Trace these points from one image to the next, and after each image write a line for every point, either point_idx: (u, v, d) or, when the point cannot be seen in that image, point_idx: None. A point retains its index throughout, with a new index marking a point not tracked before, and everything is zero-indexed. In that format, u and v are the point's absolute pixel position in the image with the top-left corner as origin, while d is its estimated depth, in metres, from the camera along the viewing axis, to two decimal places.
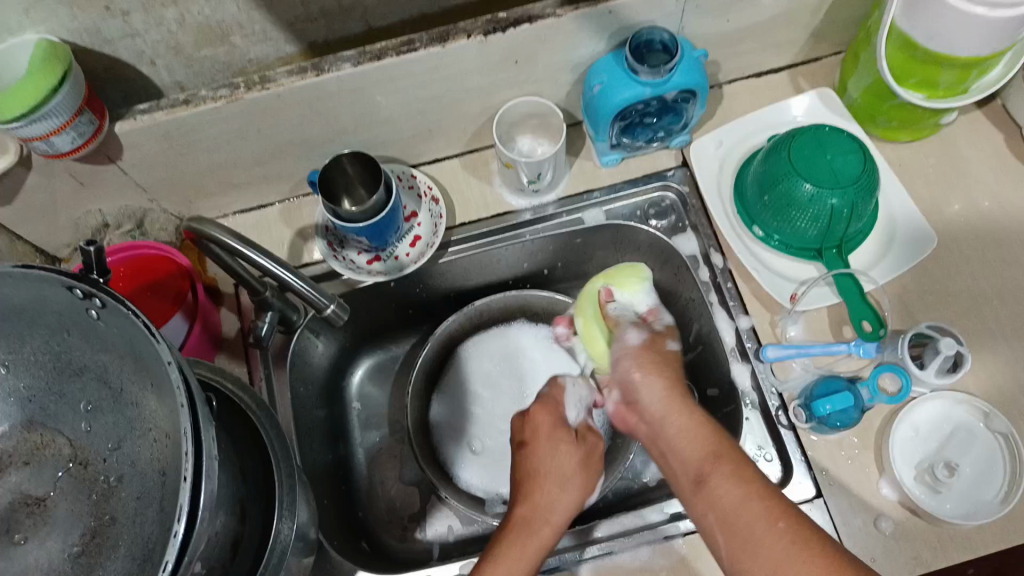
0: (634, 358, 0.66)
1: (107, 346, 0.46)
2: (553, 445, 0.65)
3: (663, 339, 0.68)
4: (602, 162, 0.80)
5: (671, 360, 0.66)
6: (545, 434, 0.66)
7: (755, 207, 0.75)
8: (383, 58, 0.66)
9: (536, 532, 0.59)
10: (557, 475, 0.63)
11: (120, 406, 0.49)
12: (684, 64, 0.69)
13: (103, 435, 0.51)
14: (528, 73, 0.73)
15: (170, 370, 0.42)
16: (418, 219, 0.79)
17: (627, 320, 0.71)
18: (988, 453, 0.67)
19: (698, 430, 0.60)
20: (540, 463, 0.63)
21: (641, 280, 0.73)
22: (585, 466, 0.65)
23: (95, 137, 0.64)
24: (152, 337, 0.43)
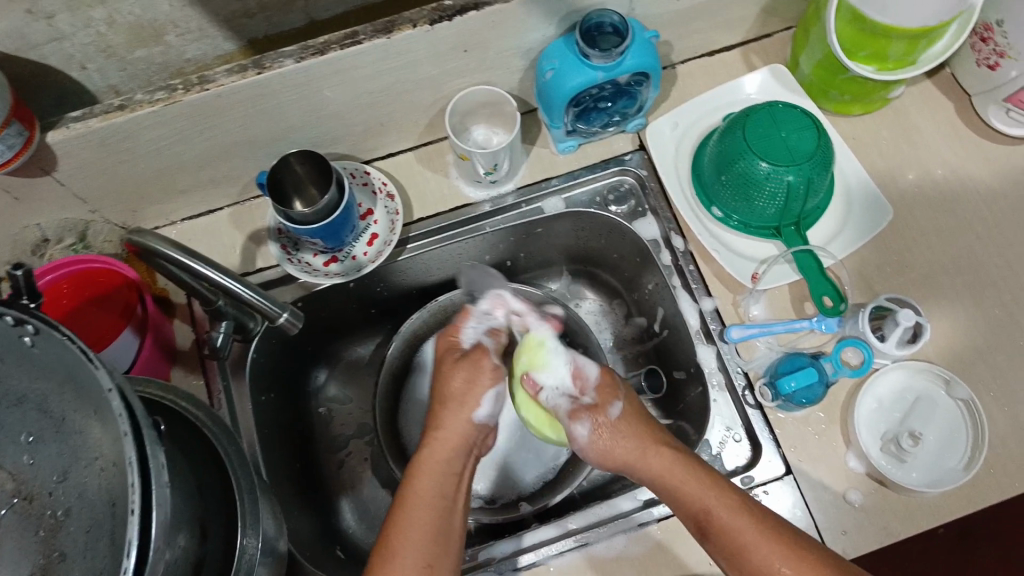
0: (604, 457, 0.65)
1: (46, 372, 0.45)
2: (454, 377, 0.68)
3: (603, 407, 0.66)
4: (558, 150, 0.79)
5: (629, 422, 0.65)
6: (449, 359, 0.70)
7: (713, 187, 0.75)
8: (326, 52, 0.64)
9: (443, 445, 0.62)
10: (459, 396, 0.66)
11: (62, 436, 0.47)
12: (636, 46, 0.68)
13: (47, 467, 0.48)
14: (479, 61, 0.71)
15: (112, 398, 0.41)
16: (375, 216, 0.76)
17: (565, 409, 0.67)
18: (951, 420, 0.69)
19: (686, 473, 0.59)
20: (445, 388, 0.67)
21: (547, 350, 0.70)
22: (478, 372, 0.68)
23: (26, 149, 0.61)
24: (91, 363, 0.41)
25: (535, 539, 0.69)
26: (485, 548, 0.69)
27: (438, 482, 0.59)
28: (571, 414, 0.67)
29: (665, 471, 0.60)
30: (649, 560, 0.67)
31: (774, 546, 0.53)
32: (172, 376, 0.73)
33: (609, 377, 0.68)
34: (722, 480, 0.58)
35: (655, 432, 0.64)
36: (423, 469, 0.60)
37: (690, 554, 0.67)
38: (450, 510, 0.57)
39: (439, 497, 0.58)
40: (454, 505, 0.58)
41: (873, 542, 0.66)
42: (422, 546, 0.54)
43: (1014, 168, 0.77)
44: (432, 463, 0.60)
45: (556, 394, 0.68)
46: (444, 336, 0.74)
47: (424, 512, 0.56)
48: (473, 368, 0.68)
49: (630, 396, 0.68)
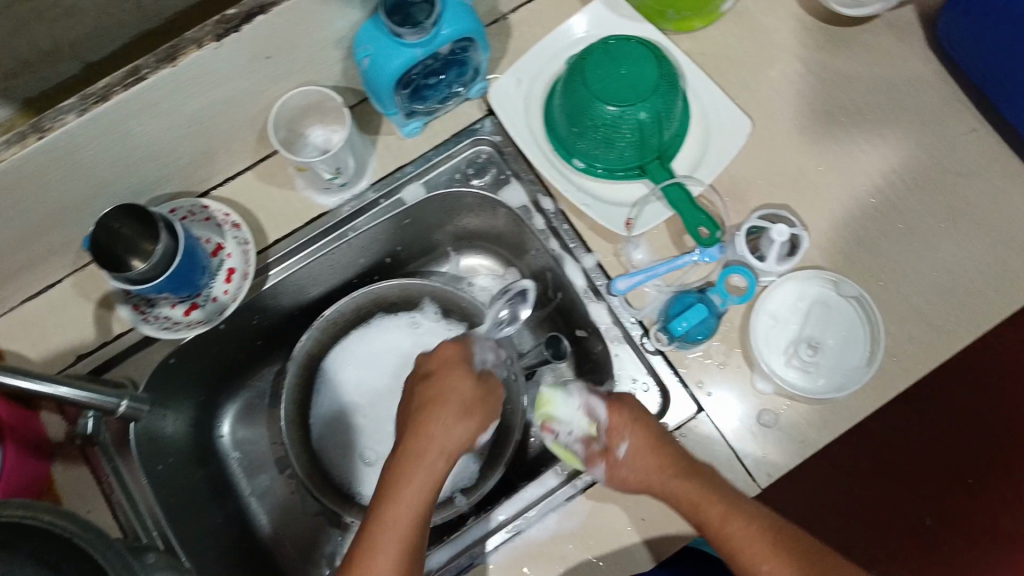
0: (620, 483, 0.63)
1: None
2: (465, 386, 0.62)
3: (612, 453, 0.63)
4: (405, 134, 0.74)
5: (642, 455, 0.62)
6: (452, 363, 0.64)
7: (570, 139, 0.71)
8: (107, 100, 0.58)
9: (431, 457, 0.58)
10: (465, 404, 0.61)
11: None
12: (449, 12, 0.63)
13: None
14: (289, 65, 0.66)
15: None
16: (226, 250, 0.71)
17: (576, 442, 0.64)
18: (847, 319, 0.69)
19: (674, 479, 0.60)
20: (447, 391, 0.61)
21: (558, 406, 0.63)
22: (486, 408, 0.62)
23: None
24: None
25: (466, 539, 0.68)
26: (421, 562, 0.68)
27: (415, 512, 0.56)
28: (587, 460, 0.64)
29: (660, 482, 0.61)
30: (585, 532, 0.66)
31: (767, 543, 0.57)
32: (53, 473, 0.68)
33: (620, 412, 0.64)
34: (708, 479, 0.60)
35: (670, 455, 0.62)
36: (398, 491, 0.57)
37: (622, 514, 0.66)
38: (412, 547, 0.56)
39: (410, 539, 0.56)
40: (420, 548, 0.56)
41: (794, 459, 0.66)
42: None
43: (864, 48, 0.75)
44: (411, 482, 0.57)
45: (570, 436, 0.64)
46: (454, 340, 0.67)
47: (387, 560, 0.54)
48: (486, 387, 0.63)
49: (637, 423, 0.63)
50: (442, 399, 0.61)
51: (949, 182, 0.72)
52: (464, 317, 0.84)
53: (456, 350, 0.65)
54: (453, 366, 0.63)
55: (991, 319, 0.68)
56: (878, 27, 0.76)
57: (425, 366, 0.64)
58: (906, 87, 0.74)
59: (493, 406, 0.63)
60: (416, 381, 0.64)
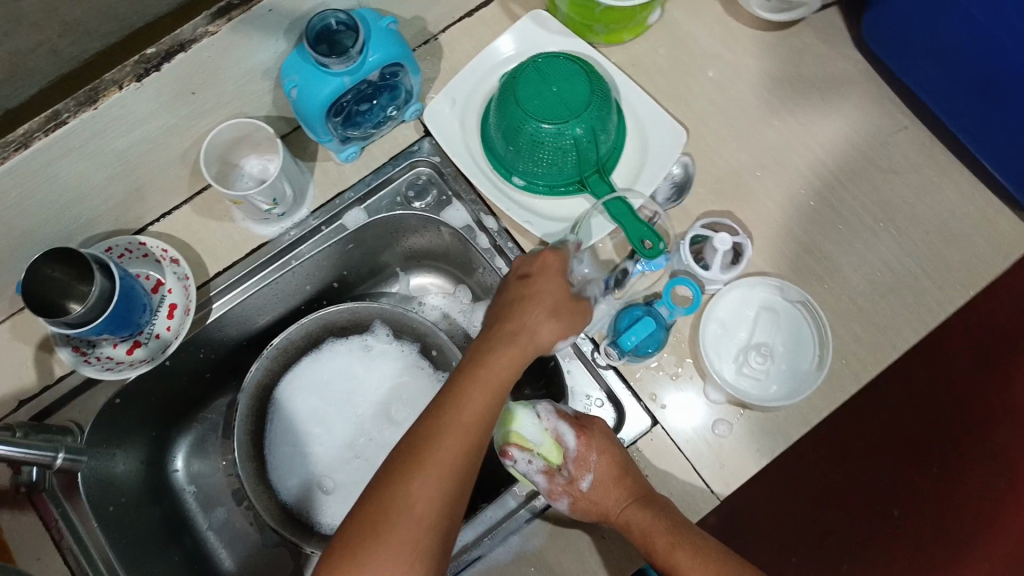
0: (584, 513, 0.63)
1: None
2: (544, 294, 0.62)
3: (575, 484, 0.63)
4: (342, 159, 0.73)
5: (604, 486, 0.63)
6: (555, 267, 0.64)
7: (508, 158, 0.71)
8: (29, 144, 0.56)
9: (513, 348, 0.58)
10: (548, 305, 0.61)
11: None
12: (374, 38, 0.63)
13: None
14: (217, 97, 0.65)
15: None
16: (167, 286, 0.71)
17: (535, 471, 0.63)
18: (795, 324, 0.70)
19: (630, 510, 0.61)
20: (528, 294, 0.62)
21: (524, 425, 0.63)
22: (574, 313, 0.63)
23: None
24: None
25: None
26: None
27: (485, 402, 0.55)
28: (548, 490, 0.64)
29: (617, 512, 0.62)
30: (546, 551, 0.66)
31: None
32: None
33: (586, 441, 0.64)
34: (661, 510, 0.61)
35: (628, 486, 0.63)
36: (474, 377, 0.56)
37: (580, 533, 0.67)
38: (479, 441, 0.54)
39: (481, 427, 0.55)
40: (484, 446, 0.55)
41: (750, 467, 0.66)
42: (438, 496, 0.51)
43: (792, 54, 0.76)
44: (492, 370, 0.57)
45: (529, 466, 0.63)
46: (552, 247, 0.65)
47: (453, 444, 0.53)
48: (566, 300, 0.63)
49: (603, 452, 0.64)
50: (543, 296, 0.62)
51: (882, 182, 0.73)
52: (418, 338, 0.84)
53: (557, 259, 0.64)
54: (555, 273, 0.64)
55: (930, 315, 0.69)
56: (803, 32, 0.77)
57: (527, 263, 0.64)
58: (835, 90, 0.75)
59: (579, 315, 0.64)
60: (511, 279, 0.64)
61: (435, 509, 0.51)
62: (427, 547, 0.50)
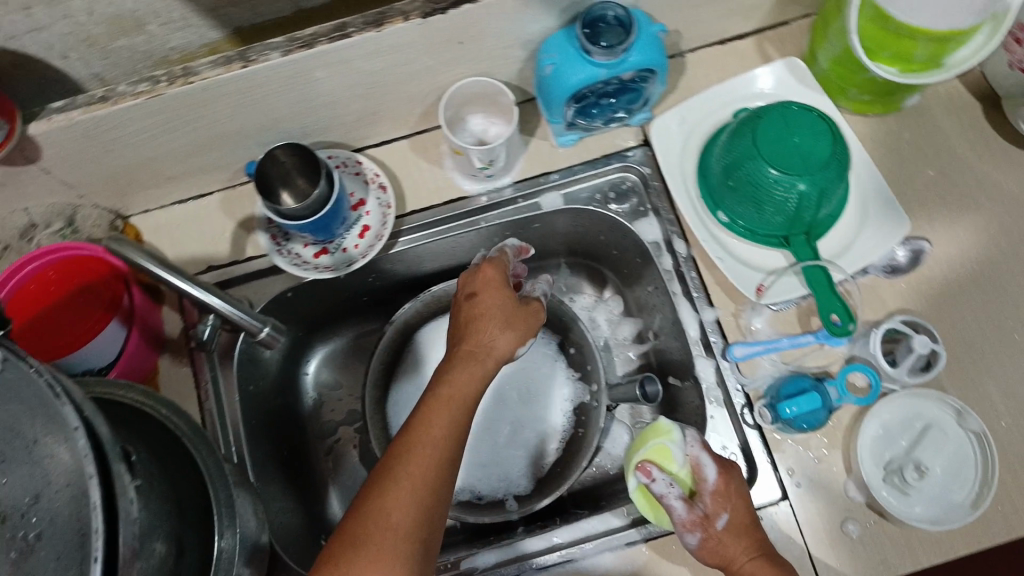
0: (711, 555, 0.61)
1: (18, 398, 0.45)
2: (492, 310, 0.65)
3: (711, 518, 0.62)
4: (558, 143, 0.75)
5: (738, 530, 0.61)
6: (499, 285, 0.67)
7: (720, 190, 0.71)
8: (313, 45, 0.61)
9: (474, 366, 0.60)
10: (501, 318, 0.65)
11: (31, 460, 0.44)
12: (641, 41, 0.65)
13: (18, 488, 0.44)
14: (476, 53, 0.68)
15: (79, 434, 0.43)
16: (367, 207, 0.75)
17: (674, 494, 0.63)
18: (961, 453, 0.66)
19: (762, 565, 0.59)
20: (482, 308, 0.65)
21: (672, 442, 0.65)
22: (527, 318, 0.66)
23: (8, 141, 0.60)
24: (59, 398, 0.43)
25: (518, 550, 0.71)
26: (469, 557, 0.71)
27: (451, 413, 0.56)
28: (682, 519, 0.62)
29: (747, 562, 0.60)
30: None
31: None
32: (159, 365, 0.74)
33: (726, 481, 0.64)
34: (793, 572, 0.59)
35: (761, 541, 0.61)
36: (437, 397, 0.57)
37: (676, 574, 0.66)
38: (454, 450, 0.55)
39: (451, 437, 0.55)
40: (456, 457, 0.55)
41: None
42: (416, 504, 0.50)
43: None
44: (458, 386, 0.58)
45: (666, 486, 0.63)
46: (490, 260, 0.69)
47: (422, 455, 0.53)
48: (522, 314, 0.66)
49: (741, 498, 0.63)
50: (491, 312, 0.65)
51: None
52: (561, 330, 0.86)
53: (499, 274, 0.68)
54: (499, 287, 0.67)
55: None
56: None
57: (470, 284, 0.67)
58: None
59: (532, 321, 0.66)
60: (460, 299, 0.67)
61: (414, 519, 0.50)
62: (410, 552, 0.49)
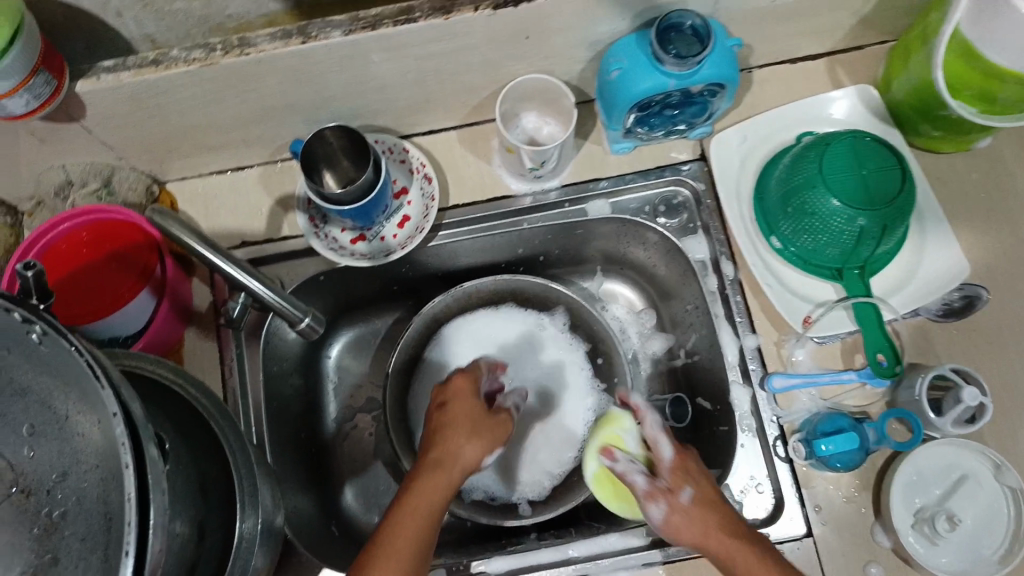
0: (681, 532, 0.59)
1: (52, 369, 0.42)
2: (461, 417, 0.65)
3: (673, 492, 0.61)
4: (612, 149, 0.73)
5: (708, 503, 0.60)
6: (468, 393, 0.67)
7: (776, 215, 0.69)
8: (377, 27, 0.59)
9: (438, 472, 0.59)
10: (470, 426, 0.64)
11: (63, 435, 0.42)
12: (716, 54, 0.62)
13: (47, 461, 0.43)
14: (539, 50, 0.66)
15: (117, 422, 0.40)
16: (409, 197, 0.74)
17: (635, 468, 0.65)
18: (995, 505, 0.63)
19: (732, 542, 0.58)
20: (452, 416, 0.65)
21: (624, 430, 0.71)
22: (494, 429, 0.65)
23: (52, 100, 0.58)
24: (98, 381, 0.40)
25: (531, 560, 0.68)
26: (481, 561, 0.69)
27: (416, 531, 0.56)
28: (647, 494, 0.62)
29: (717, 538, 0.58)
30: None
31: None
32: (185, 338, 0.73)
33: (682, 459, 0.64)
34: (769, 552, 0.57)
35: (731, 516, 0.59)
36: (406, 511, 0.57)
37: None
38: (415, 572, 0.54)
39: (414, 556, 0.54)
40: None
41: None
42: None
43: None
44: (423, 494, 0.58)
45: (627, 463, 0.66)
46: (463, 372, 0.70)
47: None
48: (490, 424, 0.66)
49: (704, 477, 0.63)
50: (459, 421, 0.64)
51: None
52: (590, 339, 0.84)
53: (470, 384, 0.68)
54: (468, 395, 0.67)
55: None
56: None
57: (441, 393, 0.68)
58: None
59: (498, 429, 0.66)
60: (431, 407, 0.68)
61: None
62: None
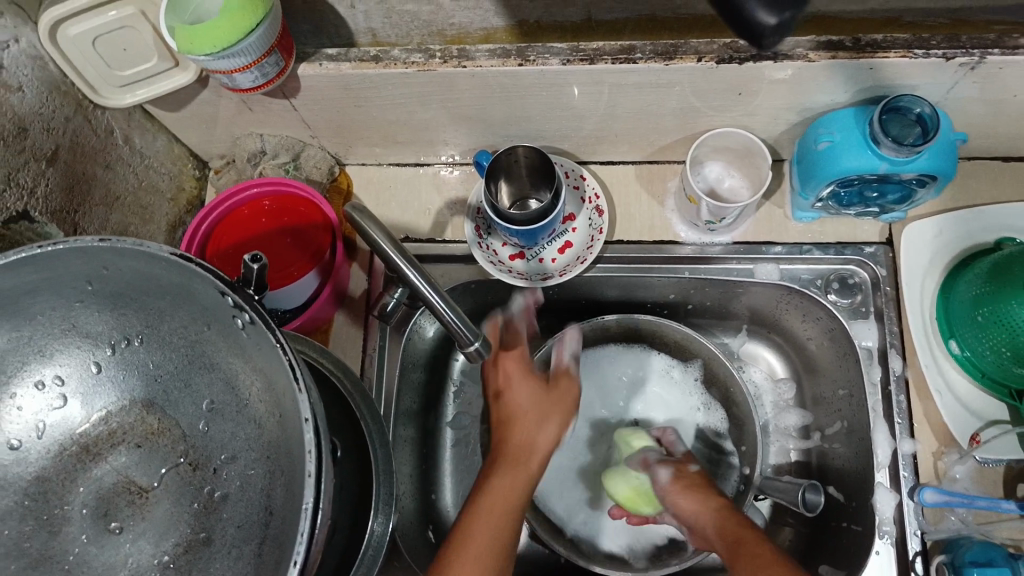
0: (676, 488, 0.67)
1: (246, 356, 0.47)
2: (522, 398, 0.66)
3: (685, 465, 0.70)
4: (794, 216, 0.71)
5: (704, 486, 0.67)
6: (518, 378, 0.67)
7: (961, 321, 0.65)
8: (595, 62, 0.58)
9: (516, 476, 0.61)
10: (536, 416, 0.65)
11: (239, 419, 0.49)
12: (938, 144, 0.58)
13: (219, 440, 0.50)
14: (747, 108, 0.64)
15: (305, 429, 0.42)
16: (575, 223, 0.74)
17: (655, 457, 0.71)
18: None
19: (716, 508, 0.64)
20: (510, 409, 0.66)
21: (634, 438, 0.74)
22: (560, 403, 0.67)
23: (277, 78, 0.61)
24: (296, 386, 0.42)
25: None
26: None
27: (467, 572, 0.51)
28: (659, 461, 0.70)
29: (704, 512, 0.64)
30: None
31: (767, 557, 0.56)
32: (334, 321, 0.76)
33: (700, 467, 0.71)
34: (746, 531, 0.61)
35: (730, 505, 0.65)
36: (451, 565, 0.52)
37: None
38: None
39: None
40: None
41: None
42: None
43: None
44: (500, 496, 0.60)
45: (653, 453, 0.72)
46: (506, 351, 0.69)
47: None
48: (554, 402, 0.67)
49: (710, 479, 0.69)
50: (516, 416, 0.65)
51: None
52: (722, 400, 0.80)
53: (518, 362, 0.68)
54: (520, 379, 0.67)
55: None
56: None
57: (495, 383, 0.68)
58: None
59: (568, 403, 0.68)
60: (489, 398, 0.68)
61: None
62: None
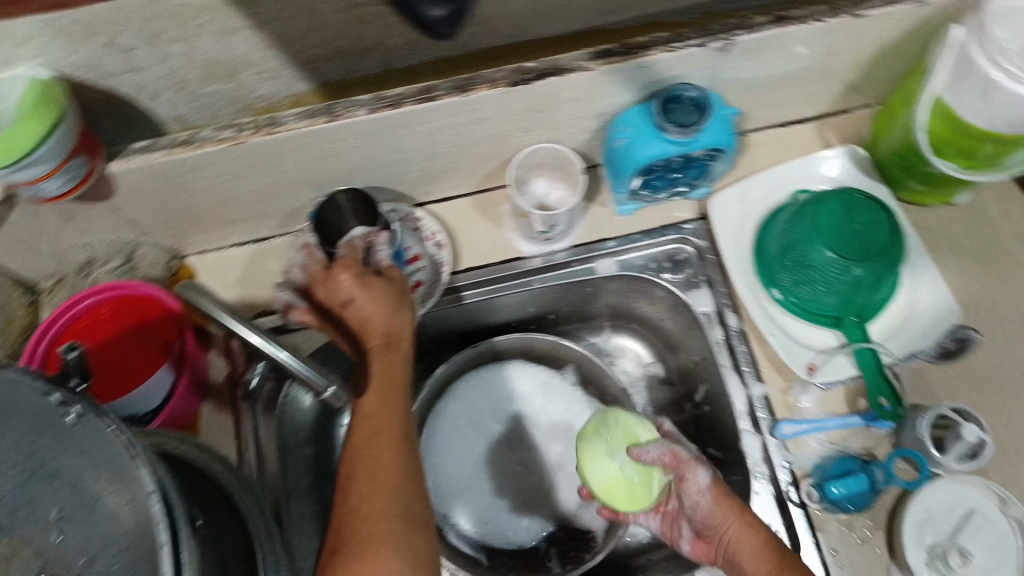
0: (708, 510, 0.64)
1: (82, 454, 0.43)
2: (368, 303, 0.60)
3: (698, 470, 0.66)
4: (618, 211, 0.78)
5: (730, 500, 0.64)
6: (359, 280, 0.61)
7: (775, 269, 0.73)
8: (399, 105, 0.62)
9: (393, 361, 0.59)
10: (393, 297, 0.61)
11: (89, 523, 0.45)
12: (713, 122, 0.67)
13: None
14: (549, 122, 0.70)
15: (153, 500, 0.42)
16: (421, 263, 0.74)
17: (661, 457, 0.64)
18: (1003, 540, 0.62)
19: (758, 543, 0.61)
20: (362, 305, 0.60)
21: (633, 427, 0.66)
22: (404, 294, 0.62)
23: (87, 179, 0.59)
24: (135, 461, 0.42)
25: None
26: None
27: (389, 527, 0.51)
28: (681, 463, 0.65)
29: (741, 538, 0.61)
30: None
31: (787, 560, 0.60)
32: (201, 413, 0.74)
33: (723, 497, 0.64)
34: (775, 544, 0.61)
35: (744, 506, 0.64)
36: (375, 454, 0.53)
37: None
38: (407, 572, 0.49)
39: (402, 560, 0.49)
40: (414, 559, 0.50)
41: None
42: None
43: None
44: (376, 384, 0.57)
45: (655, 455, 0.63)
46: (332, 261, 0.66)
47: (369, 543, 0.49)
48: (399, 297, 0.62)
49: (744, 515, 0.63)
50: (367, 301, 0.60)
51: None
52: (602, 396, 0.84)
53: (352, 270, 0.61)
54: (358, 283, 0.60)
55: None
56: None
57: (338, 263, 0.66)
58: None
59: (405, 287, 0.63)
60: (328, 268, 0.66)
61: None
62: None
